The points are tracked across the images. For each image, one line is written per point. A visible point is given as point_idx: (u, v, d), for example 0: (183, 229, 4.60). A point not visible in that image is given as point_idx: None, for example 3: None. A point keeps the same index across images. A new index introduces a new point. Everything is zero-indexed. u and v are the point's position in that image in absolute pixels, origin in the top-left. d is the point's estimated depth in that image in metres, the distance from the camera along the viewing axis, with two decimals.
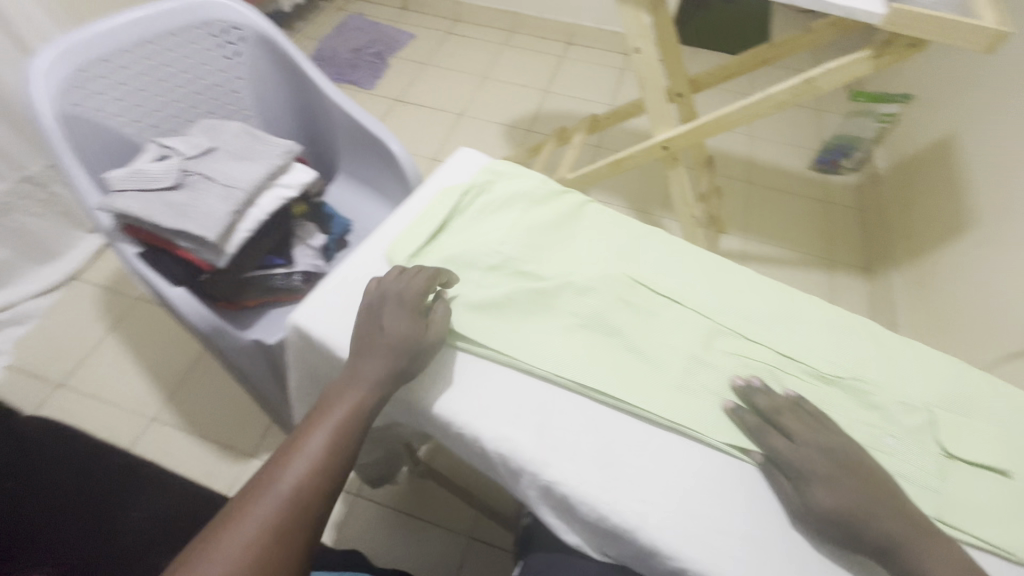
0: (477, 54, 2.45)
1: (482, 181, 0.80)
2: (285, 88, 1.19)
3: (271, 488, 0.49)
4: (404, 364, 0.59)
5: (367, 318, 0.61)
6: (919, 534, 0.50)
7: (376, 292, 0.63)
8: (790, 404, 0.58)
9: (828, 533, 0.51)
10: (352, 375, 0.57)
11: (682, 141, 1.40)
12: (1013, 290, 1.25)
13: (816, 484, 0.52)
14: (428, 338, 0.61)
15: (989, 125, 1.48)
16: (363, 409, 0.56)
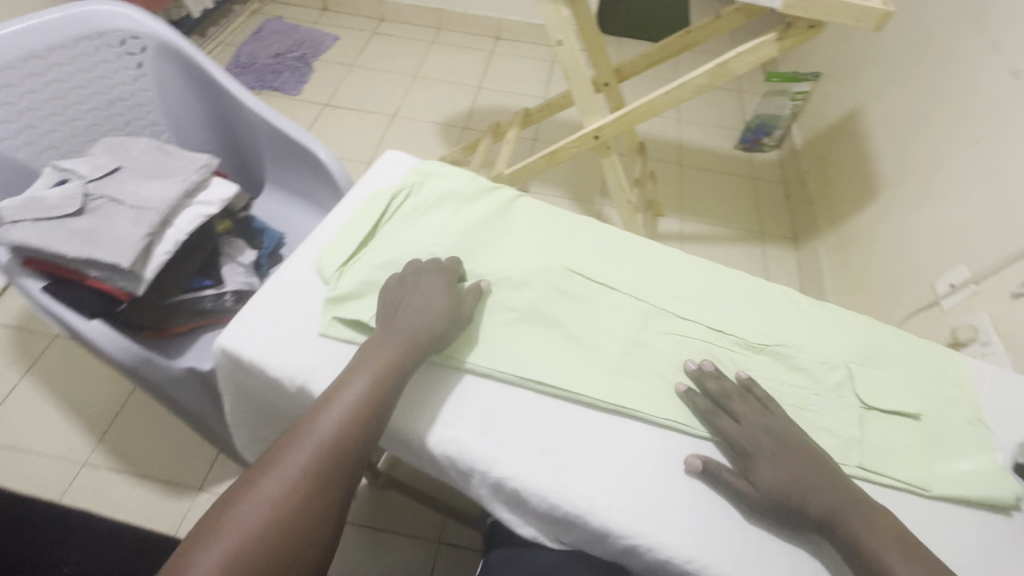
0: (406, 53, 2.41)
1: (411, 183, 0.79)
2: (198, 99, 1.13)
3: (307, 434, 0.53)
4: (436, 333, 0.61)
5: (403, 288, 0.64)
6: (853, 507, 0.53)
7: (408, 269, 0.66)
8: (739, 391, 0.61)
9: (771, 511, 0.54)
10: (389, 338, 0.60)
11: (612, 130, 1.43)
12: (917, 248, 1.36)
13: (762, 461, 0.55)
14: (461, 307, 0.64)
15: (887, 98, 1.60)
16: (399, 371, 0.57)
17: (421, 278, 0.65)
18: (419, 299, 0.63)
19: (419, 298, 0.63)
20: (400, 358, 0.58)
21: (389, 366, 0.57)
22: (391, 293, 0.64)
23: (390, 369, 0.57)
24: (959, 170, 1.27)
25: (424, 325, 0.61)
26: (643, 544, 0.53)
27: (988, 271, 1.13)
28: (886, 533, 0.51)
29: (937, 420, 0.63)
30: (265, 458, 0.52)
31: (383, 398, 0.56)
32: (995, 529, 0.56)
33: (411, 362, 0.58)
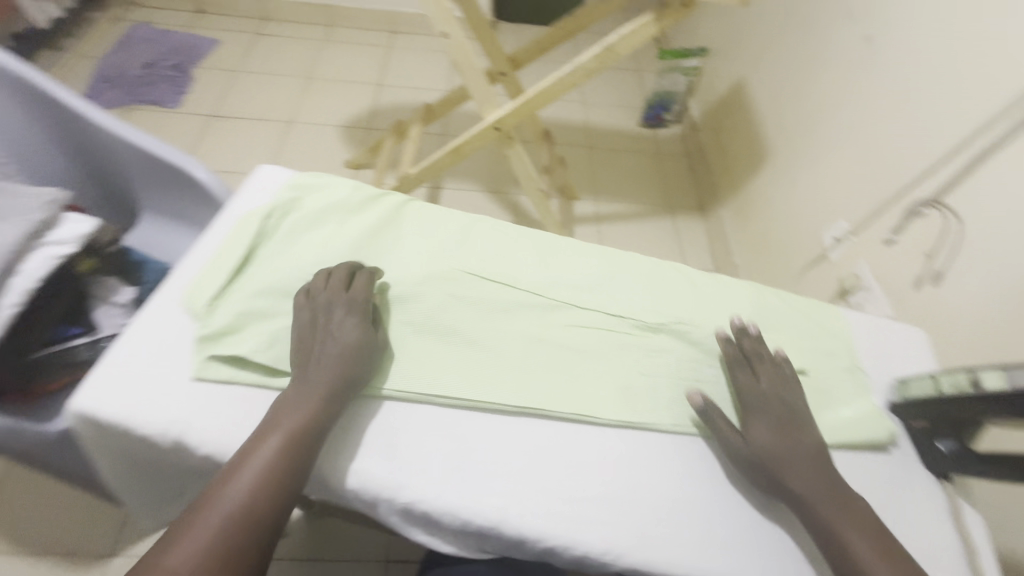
0: (296, 53, 2.26)
1: (288, 199, 0.73)
2: (41, 125, 1.00)
3: (228, 482, 0.49)
4: (352, 378, 0.56)
5: (313, 323, 0.59)
6: (829, 489, 0.54)
7: (325, 292, 0.60)
8: (772, 360, 0.63)
9: (755, 470, 0.56)
10: (300, 388, 0.55)
11: (512, 119, 1.42)
12: (802, 207, 1.46)
13: (762, 422, 0.58)
14: (376, 343, 0.60)
15: (766, 68, 1.70)
16: (312, 427, 0.53)
17: (335, 310, 0.59)
18: (336, 339, 0.58)
19: (334, 338, 0.58)
20: (314, 410, 0.54)
21: (303, 422, 0.53)
22: (302, 332, 0.58)
23: (303, 424, 0.53)
24: (831, 132, 1.37)
25: (339, 370, 0.56)
26: (559, 543, 0.53)
27: (863, 222, 1.23)
28: (854, 517, 0.52)
29: (822, 373, 0.67)
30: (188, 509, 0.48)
31: (296, 458, 0.51)
32: (877, 467, 0.61)
33: (326, 414, 0.54)
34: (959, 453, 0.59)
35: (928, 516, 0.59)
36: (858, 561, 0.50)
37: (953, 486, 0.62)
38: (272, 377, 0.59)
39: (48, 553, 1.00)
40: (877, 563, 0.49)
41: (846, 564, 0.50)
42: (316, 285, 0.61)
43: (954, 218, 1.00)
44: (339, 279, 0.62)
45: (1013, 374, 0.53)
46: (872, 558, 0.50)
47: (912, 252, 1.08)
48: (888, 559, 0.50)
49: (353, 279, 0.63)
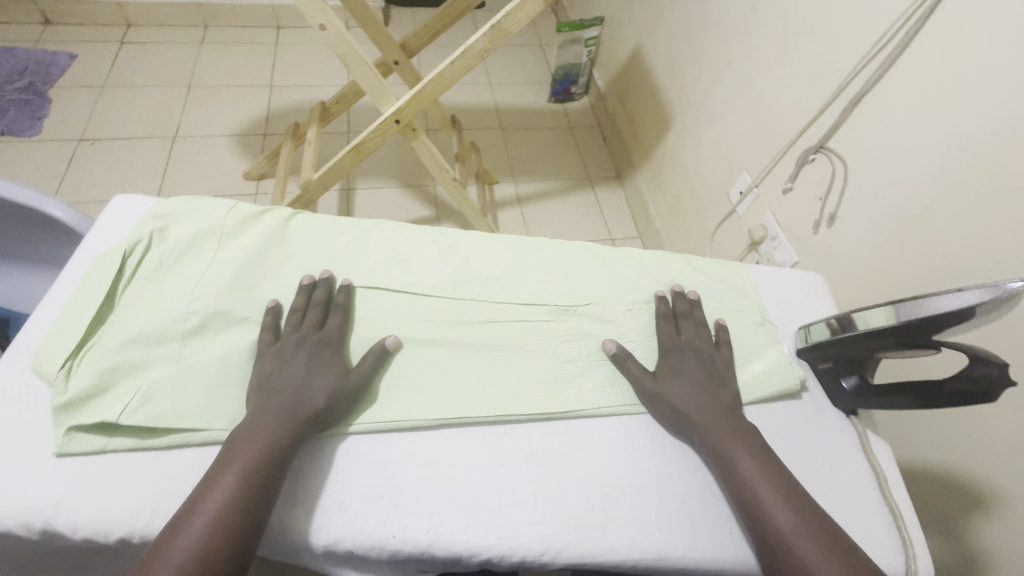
0: (170, 59, 2.05)
1: (151, 231, 0.64)
2: None
3: (211, 493, 0.46)
4: (321, 411, 0.53)
5: (280, 365, 0.56)
6: (722, 420, 0.57)
7: (294, 334, 0.58)
8: (698, 319, 0.66)
9: (659, 410, 0.59)
10: (254, 423, 0.51)
11: (411, 110, 1.35)
12: (708, 166, 1.51)
13: (667, 367, 0.62)
14: (353, 374, 0.57)
15: (660, 33, 1.73)
16: (273, 458, 0.49)
17: (301, 350, 0.57)
18: (307, 379, 0.55)
19: (300, 374, 0.55)
20: (279, 442, 0.50)
21: (270, 446, 0.50)
22: (265, 374, 0.55)
23: (262, 455, 0.49)
24: (724, 90, 1.41)
25: (300, 402, 0.53)
26: (496, 554, 0.51)
27: (762, 174, 1.28)
28: (743, 441, 0.56)
29: (735, 332, 0.68)
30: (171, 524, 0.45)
31: (259, 494, 0.47)
32: (791, 414, 0.63)
33: (287, 444, 0.51)
34: (861, 388, 0.63)
35: (842, 452, 0.62)
36: (745, 478, 0.53)
37: (860, 419, 0.65)
38: (153, 436, 0.53)
39: None
40: (760, 478, 0.52)
41: (735, 482, 0.53)
42: (289, 327, 0.59)
43: (838, 160, 1.05)
44: (313, 321, 0.59)
45: (898, 308, 0.56)
46: (756, 475, 0.53)
47: (807, 197, 1.14)
48: (772, 474, 0.53)
49: (327, 316, 0.61)
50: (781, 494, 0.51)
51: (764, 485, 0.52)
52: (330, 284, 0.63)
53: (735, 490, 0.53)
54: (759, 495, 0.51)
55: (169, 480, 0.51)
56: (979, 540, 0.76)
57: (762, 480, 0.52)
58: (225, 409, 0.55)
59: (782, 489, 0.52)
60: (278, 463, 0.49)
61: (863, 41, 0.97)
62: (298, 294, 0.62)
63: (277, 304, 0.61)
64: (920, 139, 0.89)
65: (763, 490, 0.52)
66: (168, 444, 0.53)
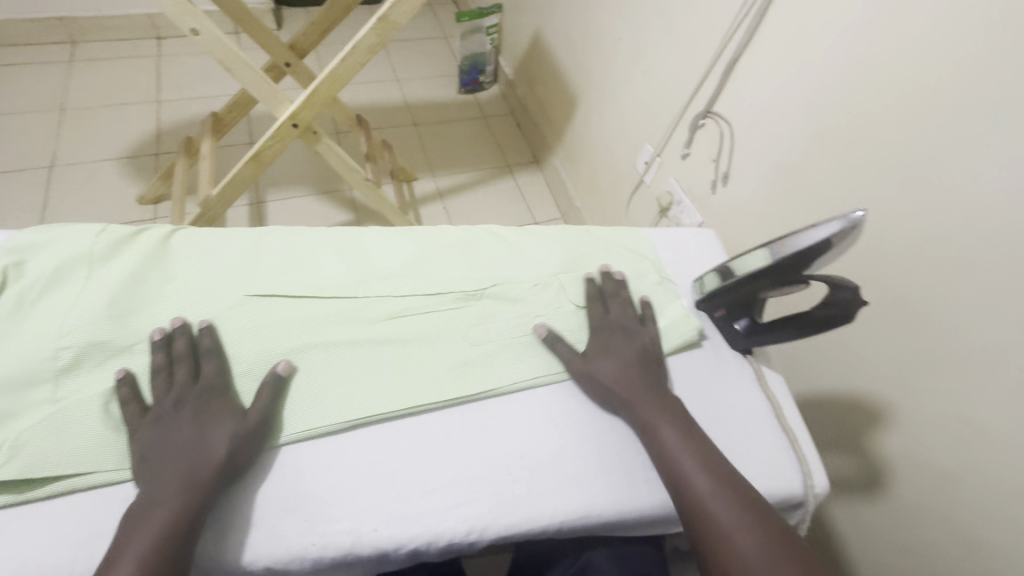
0: (35, 82, 1.85)
1: (7, 266, 0.58)
2: None
3: (125, 559, 0.44)
4: (226, 462, 0.50)
5: (162, 433, 0.51)
6: (648, 393, 0.59)
7: (168, 396, 0.53)
8: (625, 298, 0.68)
9: (589, 388, 0.61)
10: (154, 487, 0.48)
11: (308, 112, 1.30)
12: (614, 141, 1.56)
13: (595, 345, 0.64)
14: (250, 415, 0.53)
15: (555, 15, 1.76)
16: (185, 520, 0.46)
17: (183, 411, 0.52)
18: (197, 437, 0.50)
19: (188, 433, 0.51)
20: (183, 508, 0.46)
21: (182, 497, 0.47)
22: (148, 443, 0.50)
23: (171, 518, 0.46)
24: (619, 65, 1.45)
25: (200, 459, 0.49)
26: (421, 541, 0.51)
27: (661, 143, 1.34)
28: (667, 413, 0.58)
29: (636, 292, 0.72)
30: None
31: (170, 562, 0.44)
32: (697, 363, 0.67)
33: (197, 510, 0.47)
34: (752, 327, 0.68)
35: (742, 390, 0.66)
36: (670, 450, 0.55)
37: (755, 356, 0.70)
38: (33, 487, 0.48)
39: None
40: (681, 447, 0.55)
41: (659, 452, 0.56)
42: (161, 389, 0.53)
43: (724, 122, 1.12)
44: (186, 375, 0.54)
45: (772, 249, 0.60)
46: (679, 445, 0.55)
47: (703, 160, 1.20)
48: (693, 445, 0.56)
49: (199, 364, 0.56)
50: (701, 462, 0.54)
51: (686, 455, 0.55)
52: (187, 333, 0.57)
53: (662, 463, 0.55)
54: (682, 466, 0.54)
55: (56, 530, 0.47)
56: (876, 447, 0.85)
57: (684, 452, 0.55)
58: (115, 444, 0.51)
59: (703, 458, 0.54)
60: (186, 530, 0.46)
61: (731, 8, 1.04)
62: (154, 353, 0.55)
63: (129, 372, 0.54)
64: (787, 93, 0.96)
65: (686, 460, 0.54)
66: (53, 492, 0.49)
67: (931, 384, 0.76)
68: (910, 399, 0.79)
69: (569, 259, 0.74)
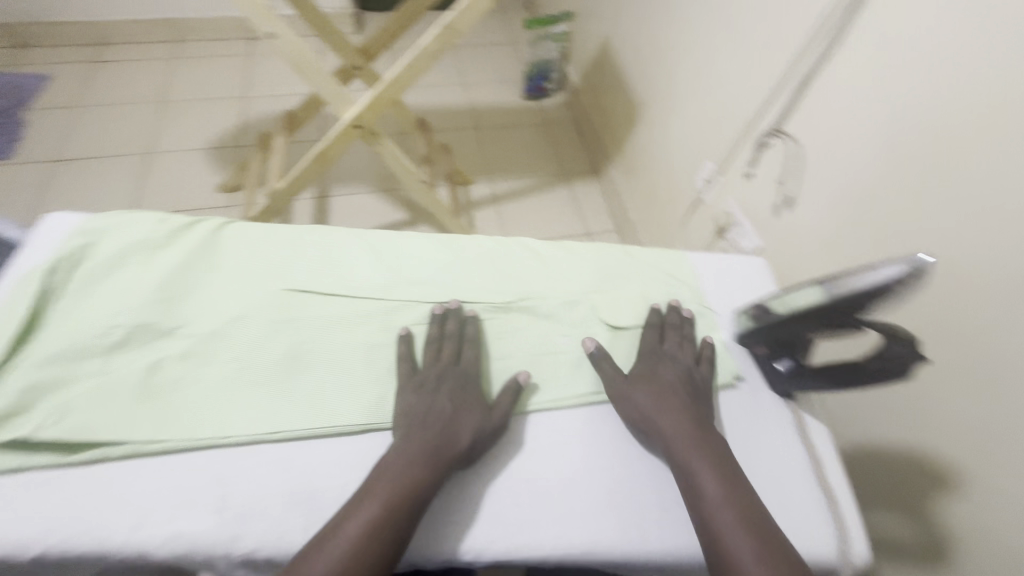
0: (143, 76, 2.05)
1: (79, 247, 0.64)
2: None
3: (377, 491, 0.49)
4: (467, 451, 0.54)
5: (426, 399, 0.57)
6: (689, 432, 0.56)
7: (433, 368, 0.60)
8: (685, 332, 0.66)
9: (628, 417, 0.59)
10: (404, 451, 0.53)
11: (371, 114, 1.35)
12: (676, 154, 1.50)
13: (641, 375, 0.61)
14: (494, 414, 0.58)
15: (625, 25, 1.72)
16: (416, 494, 0.50)
17: (444, 384, 0.59)
18: (453, 416, 0.56)
19: (447, 409, 0.57)
20: (431, 475, 0.51)
21: (429, 468, 0.52)
22: (414, 407, 0.57)
23: (403, 489, 0.50)
24: (684, 78, 1.40)
25: (447, 440, 0.54)
26: (417, 553, 0.51)
27: (724, 161, 1.27)
28: (713, 459, 0.54)
29: None
30: (348, 504, 0.49)
31: (412, 507, 0.49)
32: (729, 406, 0.63)
33: (436, 483, 0.52)
34: (796, 370, 0.63)
35: (776, 441, 0.61)
36: (708, 499, 0.51)
37: (797, 402, 0.65)
38: (74, 453, 0.52)
39: None
40: (719, 494, 0.51)
41: (694, 496, 0.52)
42: (427, 360, 0.61)
43: (794, 142, 1.04)
44: (449, 355, 0.61)
45: (829, 285, 0.55)
46: (718, 491, 0.51)
47: (766, 181, 1.13)
48: (734, 494, 0.51)
49: (460, 348, 0.63)
50: (741, 518, 0.49)
51: (723, 509, 0.50)
52: (459, 317, 0.64)
53: (695, 507, 0.51)
54: (716, 517, 0.50)
55: (86, 496, 0.50)
56: (943, 516, 0.75)
57: (723, 504, 0.50)
58: (145, 421, 0.54)
59: (744, 513, 0.50)
60: (424, 496, 0.50)
61: (806, 22, 0.97)
62: (430, 323, 0.64)
63: (407, 331, 0.63)
64: (863, 116, 0.88)
65: (723, 514, 0.50)
66: (87, 460, 0.52)
67: (1012, 455, 0.66)
68: (988, 468, 0.68)
69: (604, 278, 0.72)
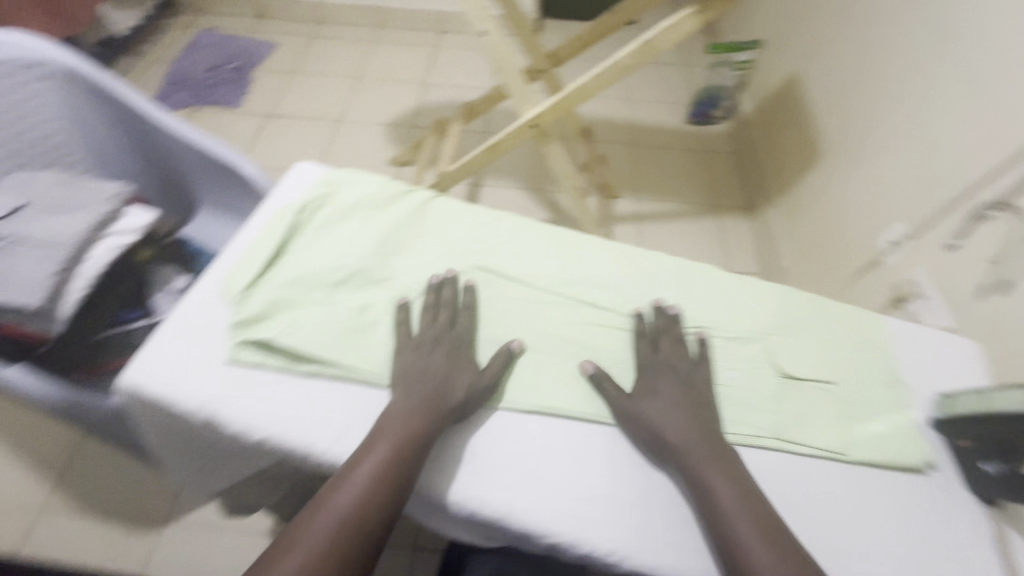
0: (347, 54, 2.34)
1: (320, 195, 0.76)
2: (121, 140, 1.12)
3: (380, 439, 0.54)
4: (461, 405, 0.59)
5: (420, 359, 0.61)
6: (702, 446, 0.56)
7: (430, 331, 0.63)
8: (676, 337, 0.65)
9: (636, 431, 0.59)
10: (403, 405, 0.57)
11: (550, 116, 1.41)
12: (857, 208, 1.37)
13: (644, 395, 0.60)
14: (486, 373, 0.61)
15: (821, 62, 1.60)
16: (421, 442, 0.55)
17: (439, 346, 0.62)
18: (448, 375, 0.60)
19: (442, 368, 0.60)
20: (425, 425, 0.56)
21: (424, 419, 0.56)
22: (411, 364, 0.61)
23: (403, 439, 0.55)
24: (888, 129, 1.28)
25: (443, 394, 0.58)
26: (564, 540, 0.54)
27: (920, 226, 1.15)
28: (723, 470, 0.55)
29: (848, 382, 0.65)
30: (356, 450, 0.55)
31: (412, 452, 0.54)
32: (911, 493, 0.58)
33: (432, 432, 0.56)
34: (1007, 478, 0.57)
35: (964, 548, 0.56)
36: (721, 510, 0.52)
37: (999, 511, 0.59)
38: (296, 363, 0.62)
39: (113, 515, 1.17)
40: (735, 508, 0.52)
41: (709, 509, 0.52)
42: (422, 325, 0.64)
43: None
44: (445, 320, 0.65)
45: None
46: (732, 502, 0.52)
47: (974, 259, 1.00)
48: (750, 508, 0.52)
49: (454, 314, 0.66)
50: (758, 532, 0.50)
51: (743, 521, 0.51)
52: (453, 285, 0.67)
53: (709, 522, 0.52)
54: (735, 530, 0.50)
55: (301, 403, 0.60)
56: None
57: (741, 516, 0.51)
58: (352, 352, 0.63)
59: (760, 527, 0.51)
60: (423, 443, 0.55)
61: None
62: (426, 292, 0.67)
63: (407, 300, 0.66)
64: None
65: (741, 523, 0.51)
66: (306, 373, 0.62)
67: None
68: None
69: (784, 321, 0.69)
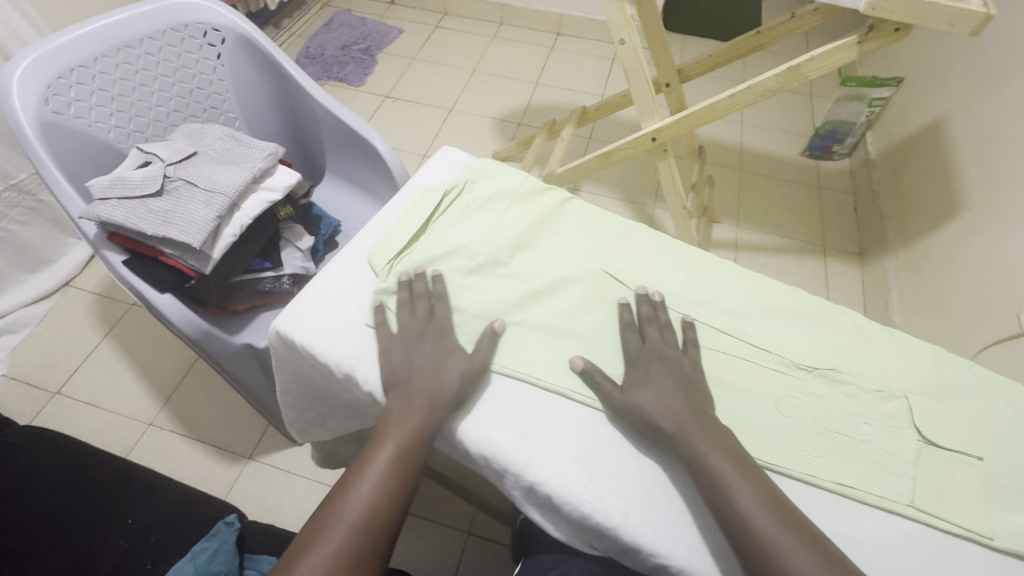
0: (465, 46, 2.42)
1: (464, 181, 0.79)
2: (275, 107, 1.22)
3: (384, 443, 0.57)
4: (455, 393, 0.61)
5: (406, 351, 0.63)
6: (711, 440, 0.56)
7: (411, 325, 0.65)
8: (660, 323, 0.66)
9: (629, 418, 0.59)
10: (401, 407, 0.60)
11: (671, 132, 1.38)
12: (1001, 274, 1.24)
13: (641, 390, 0.60)
14: (477, 356, 0.63)
15: (975, 108, 1.46)
16: (424, 441, 0.58)
17: (422, 338, 0.64)
18: (439, 364, 0.62)
19: (432, 360, 0.62)
20: (428, 422, 0.59)
21: (424, 418, 0.59)
22: (394, 352, 0.63)
23: (408, 439, 0.57)
24: None
25: (438, 387, 0.60)
26: (677, 564, 0.53)
27: None
28: (724, 450, 0.56)
29: (1002, 462, 0.60)
30: (358, 458, 0.57)
31: (418, 451, 0.57)
32: None
33: (434, 428, 0.59)
34: None
35: None
36: (741, 508, 0.51)
37: None
38: None
39: (208, 441, 1.29)
40: (749, 498, 0.52)
41: (714, 498, 0.53)
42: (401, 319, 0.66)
43: None
44: (424, 311, 0.66)
45: None
46: (749, 496, 0.52)
47: None
48: (767, 502, 0.52)
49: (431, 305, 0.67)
50: (780, 523, 0.51)
51: (764, 517, 0.51)
52: (424, 279, 0.68)
53: (724, 516, 0.52)
54: (756, 527, 0.50)
55: None
56: None
57: (758, 507, 0.51)
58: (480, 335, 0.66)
59: (784, 522, 0.51)
60: (428, 438, 0.58)
61: None
62: (429, 283, 0.68)
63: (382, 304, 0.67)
64: None
65: (760, 519, 0.51)
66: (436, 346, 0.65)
67: None
68: None
69: (930, 384, 0.64)
